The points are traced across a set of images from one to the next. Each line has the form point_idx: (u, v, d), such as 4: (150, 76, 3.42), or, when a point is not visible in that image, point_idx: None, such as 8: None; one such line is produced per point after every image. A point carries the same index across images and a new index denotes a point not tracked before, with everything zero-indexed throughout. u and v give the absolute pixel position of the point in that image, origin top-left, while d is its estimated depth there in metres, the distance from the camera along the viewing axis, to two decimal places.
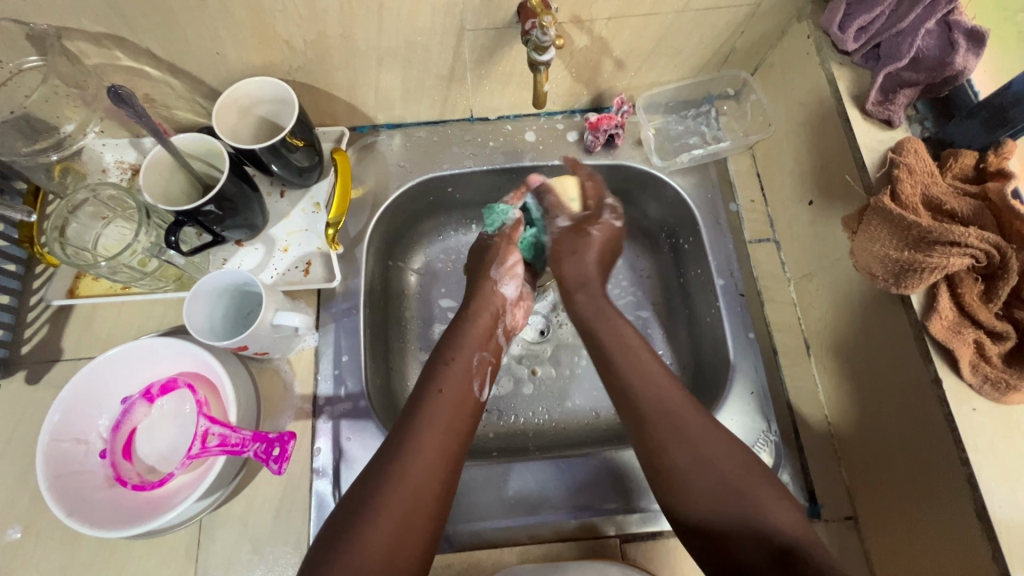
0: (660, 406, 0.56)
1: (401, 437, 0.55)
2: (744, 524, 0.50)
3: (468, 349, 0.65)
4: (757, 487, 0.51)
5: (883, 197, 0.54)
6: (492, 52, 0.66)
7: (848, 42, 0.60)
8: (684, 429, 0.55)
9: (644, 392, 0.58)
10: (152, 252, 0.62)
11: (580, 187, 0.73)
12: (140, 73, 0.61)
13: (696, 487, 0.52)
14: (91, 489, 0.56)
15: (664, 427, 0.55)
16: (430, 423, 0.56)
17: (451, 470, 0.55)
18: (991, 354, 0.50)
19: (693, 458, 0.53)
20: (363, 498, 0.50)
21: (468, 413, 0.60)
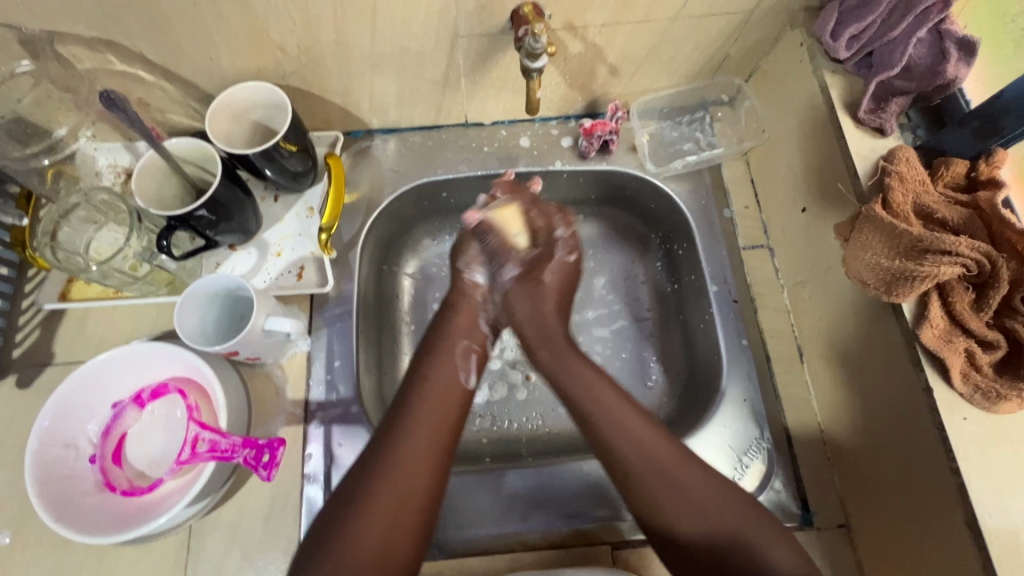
0: (646, 466, 0.53)
1: (387, 431, 0.54)
2: (748, 574, 0.47)
3: (452, 340, 0.64)
4: (757, 533, 0.49)
5: (874, 205, 0.54)
6: (486, 58, 0.66)
7: (839, 50, 0.59)
8: (672, 482, 0.52)
9: (626, 445, 0.54)
10: (143, 256, 0.63)
11: (523, 218, 0.71)
12: (134, 77, 0.61)
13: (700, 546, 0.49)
14: (80, 494, 0.56)
15: (655, 484, 0.52)
16: (418, 415, 0.56)
17: (443, 458, 0.54)
18: (982, 363, 0.50)
19: (690, 513, 0.50)
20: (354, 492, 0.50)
21: (456, 404, 0.59)
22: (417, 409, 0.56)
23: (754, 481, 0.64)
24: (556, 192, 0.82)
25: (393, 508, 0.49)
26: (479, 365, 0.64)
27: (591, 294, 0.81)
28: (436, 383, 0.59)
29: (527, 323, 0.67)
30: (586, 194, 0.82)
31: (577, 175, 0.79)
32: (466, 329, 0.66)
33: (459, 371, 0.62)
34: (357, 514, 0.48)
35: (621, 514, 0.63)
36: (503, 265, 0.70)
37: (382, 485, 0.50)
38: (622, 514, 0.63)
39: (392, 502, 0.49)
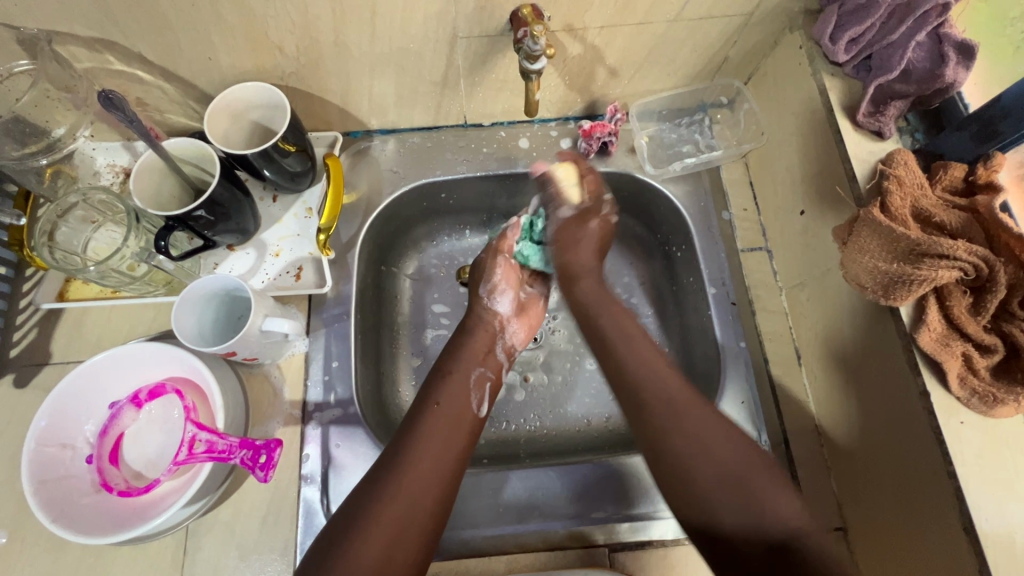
0: (667, 406, 0.55)
1: (392, 461, 0.55)
2: (750, 522, 0.48)
3: (466, 369, 0.65)
4: (763, 483, 0.50)
5: (873, 209, 0.53)
6: (485, 59, 0.66)
7: (838, 54, 0.59)
8: (692, 425, 0.53)
9: (650, 388, 0.57)
10: (141, 256, 0.62)
11: (581, 177, 0.72)
12: (132, 77, 0.61)
13: (706, 489, 0.50)
14: (77, 495, 0.56)
15: (675, 422, 0.54)
16: (427, 445, 0.56)
17: (450, 480, 0.55)
18: (979, 366, 0.50)
19: (703, 458, 0.51)
20: (354, 519, 0.50)
21: (467, 434, 0.60)
22: (427, 437, 0.57)
23: None
24: None
25: (391, 541, 0.49)
26: (491, 396, 0.66)
27: None
28: (448, 411, 0.60)
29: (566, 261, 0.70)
30: None
31: None
32: (477, 358, 0.67)
33: (471, 399, 0.63)
34: (356, 539, 0.49)
35: (615, 516, 0.63)
36: (556, 209, 0.72)
37: (385, 516, 0.50)
38: (616, 517, 0.63)
39: (390, 533, 0.50)
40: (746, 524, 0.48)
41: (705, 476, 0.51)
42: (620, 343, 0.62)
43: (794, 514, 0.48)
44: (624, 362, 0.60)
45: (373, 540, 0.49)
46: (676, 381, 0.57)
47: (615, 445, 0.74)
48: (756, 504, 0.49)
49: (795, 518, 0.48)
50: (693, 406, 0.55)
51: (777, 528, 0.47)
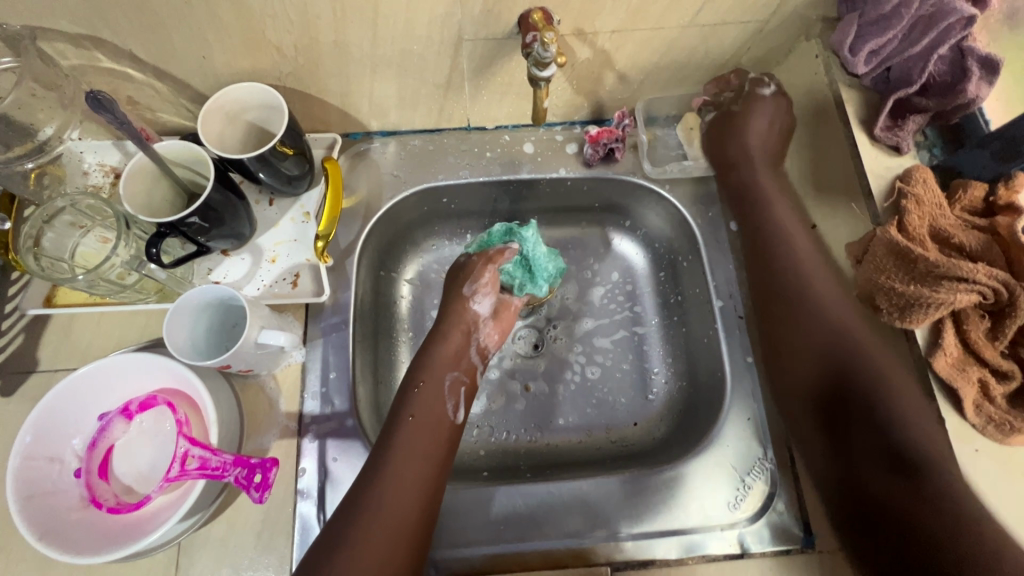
0: (842, 344, 0.60)
1: (372, 478, 0.54)
2: (869, 431, 0.55)
3: (437, 375, 0.64)
4: (911, 402, 0.53)
5: (889, 228, 0.53)
6: (491, 62, 0.64)
7: (858, 65, 0.57)
8: (826, 335, 0.62)
9: (831, 330, 0.62)
10: (132, 265, 0.60)
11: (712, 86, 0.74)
12: (122, 76, 0.58)
13: (825, 397, 0.60)
14: (66, 510, 0.54)
15: (829, 348, 0.62)
16: (405, 460, 0.56)
17: (433, 493, 0.55)
18: (995, 394, 0.50)
19: (836, 370, 0.60)
20: (342, 542, 0.50)
21: (444, 441, 0.60)
22: (406, 450, 0.56)
23: (755, 504, 0.63)
24: (558, 200, 0.80)
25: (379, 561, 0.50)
26: (466, 397, 0.65)
27: (591, 305, 0.81)
28: (424, 420, 0.60)
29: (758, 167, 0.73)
30: (589, 202, 0.81)
31: (582, 182, 0.77)
32: (451, 360, 0.66)
33: (446, 402, 0.63)
34: (345, 563, 0.49)
35: (617, 534, 0.62)
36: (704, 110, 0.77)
37: (368, 537, 0.51)
38: (622, 535, 0.62)
39: (379, 551, 0.50)
40: (861, 438, 0.55)
41: (835, 387, 0.59)
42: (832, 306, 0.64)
43: (932, 446, 0.50)
44: (797, 295, 0.67)
45: (362, 562, 0.49)
46: (861, 327, 0.61)
47: (617, 459, 0.72)
48: (872, 408, 0.55)
49: (928, 444, 0.51)
50: (866, 341, 0.59)
51: (909, 449, 0.51)
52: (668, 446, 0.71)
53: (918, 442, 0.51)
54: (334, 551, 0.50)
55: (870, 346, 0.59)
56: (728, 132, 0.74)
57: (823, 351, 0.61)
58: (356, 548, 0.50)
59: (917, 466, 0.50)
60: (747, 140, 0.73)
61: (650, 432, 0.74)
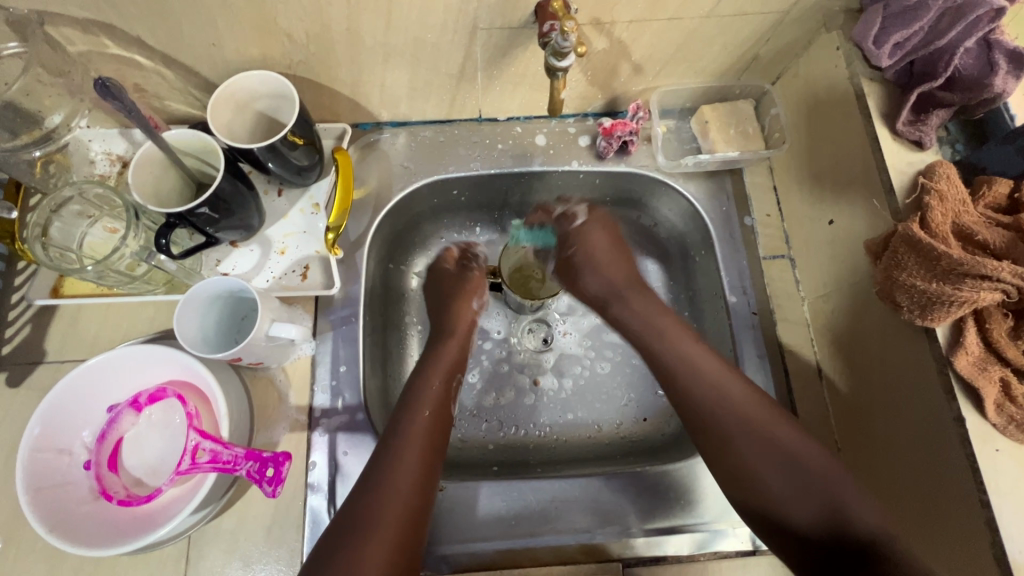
0: (752, 425, 0.57)
1: (377, 469, 0.54)
2: (810, 512, 0.52)
3: (440, 373, 0.65)
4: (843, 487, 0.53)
5: (912, 225, 0.51)
6: (506, 52, 0.62)
7: (883, 58, 0.56)
8: (720, 414, 0.58)
9: (708, 408, 0.59)
10: (141, 256, 0.59)
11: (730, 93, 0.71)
12: (131, 62, 0.57)
13: (785, 482, 0.54)
14: (75, 503, 0.54)
15: (739, 429, 0.57)
16: (409, 452, 0.55)
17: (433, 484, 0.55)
18: (1017, 394, 0.48)
19: (784, 463, 0.55)
20: (357, 530, 0.50)
21: (442, 430, 0.60)
22: (411, 443, 0.56)
23: None
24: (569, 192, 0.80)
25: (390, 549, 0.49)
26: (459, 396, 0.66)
27: None
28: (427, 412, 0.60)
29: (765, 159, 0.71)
30: (599, 195, 0.80)
31: (594, 175, 0.76)
32: (452, 364, 0.67)
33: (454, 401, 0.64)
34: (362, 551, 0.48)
35: (629, 531, 0.62)
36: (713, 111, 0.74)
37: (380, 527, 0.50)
38: (633, 532, 0.62)
39: (390, 540, 0.50)
40: (818, 513, 0.52)
41: (781, 474, 0.54)
42: (700, 387, 0.60)
43: (876, 519, 0.51)
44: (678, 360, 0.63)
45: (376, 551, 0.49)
46: (771, 408, 0.58)
47: (628, 454, 0.72)
48: (816, 493, 0.53)
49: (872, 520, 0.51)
50: (773, 417, 0.57)
51: (852, 528, 0.50)
52: (678, 442, 0.71)
53: (865, 520, 0.51)
54: (347, 540, 0.49)
55: (780, 426, 0.57)
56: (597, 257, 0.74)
57: (763, 441, 0.56)
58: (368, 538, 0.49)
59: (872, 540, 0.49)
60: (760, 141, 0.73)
61: (660, 428, 0.74)
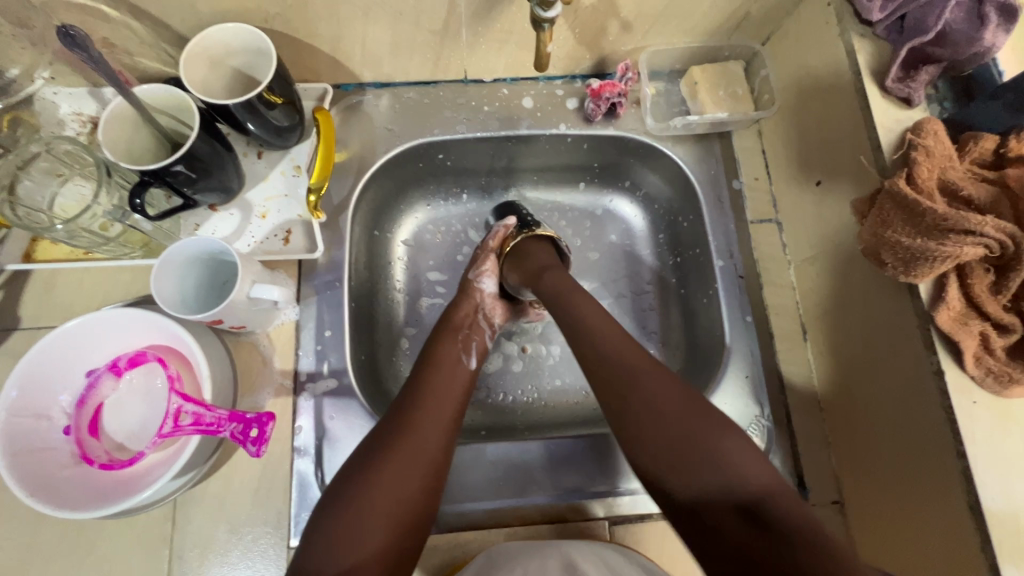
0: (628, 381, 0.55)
1: (398, 416, 0.56)
2: (721, 489, 0.47)
3: (452, 334, 0.65)
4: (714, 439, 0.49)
5: (898, 181, 0.51)
6: (491, 6, 0.60)
7: (873, 11, 0.57)
8: (626, 391, 0.54)
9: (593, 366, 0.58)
10: (114, 216, 0.57)
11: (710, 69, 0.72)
12: (97, 13, 0.55)
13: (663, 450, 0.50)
14: (56, 467, 0.53)
15: (639, 399, 0.53)
16: (422, 411, 0.56)
17: (451, 427, 0.57)
18: (995, 346, 0.49)
19: (681, 449, 0.49)
20: (366, 460, 0.52)
21: (459, 391, 0.60)
22: (424, 403, 0.57)
23: None
24: (556, 157, 0.78)
25: (400, 483, 0.51)
26: (480, 349, 0.66)
27: (589, 267, 0.80)
28: (443, 375, 0.61)
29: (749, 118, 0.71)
30: (587, 161, 0.79)
31: (582, 139, 0.75)
32: (463, 323, 0.67)
33: (461, 353, 0.64)
34: (374, 479, 0.50)
35: (615, 490, 0.63)
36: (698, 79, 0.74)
37: (383, 473, 0.51)
38: (619, 491, 0.63)
39: (397, 475, 0.51)
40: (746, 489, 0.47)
41: (676, 447, 0.50)
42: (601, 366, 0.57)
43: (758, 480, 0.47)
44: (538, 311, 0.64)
45: (383, 495, 0.50)
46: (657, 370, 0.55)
47: None
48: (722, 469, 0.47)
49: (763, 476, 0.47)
50: (684, 400, 0.52)
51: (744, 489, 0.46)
52: None
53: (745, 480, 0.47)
54: (358, 473, 0.51)
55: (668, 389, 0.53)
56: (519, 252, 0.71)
57: (652, 416, 0.52)
58: (371, 485, 0.50)
59: (762, 497, 0.46)
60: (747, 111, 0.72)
61: None
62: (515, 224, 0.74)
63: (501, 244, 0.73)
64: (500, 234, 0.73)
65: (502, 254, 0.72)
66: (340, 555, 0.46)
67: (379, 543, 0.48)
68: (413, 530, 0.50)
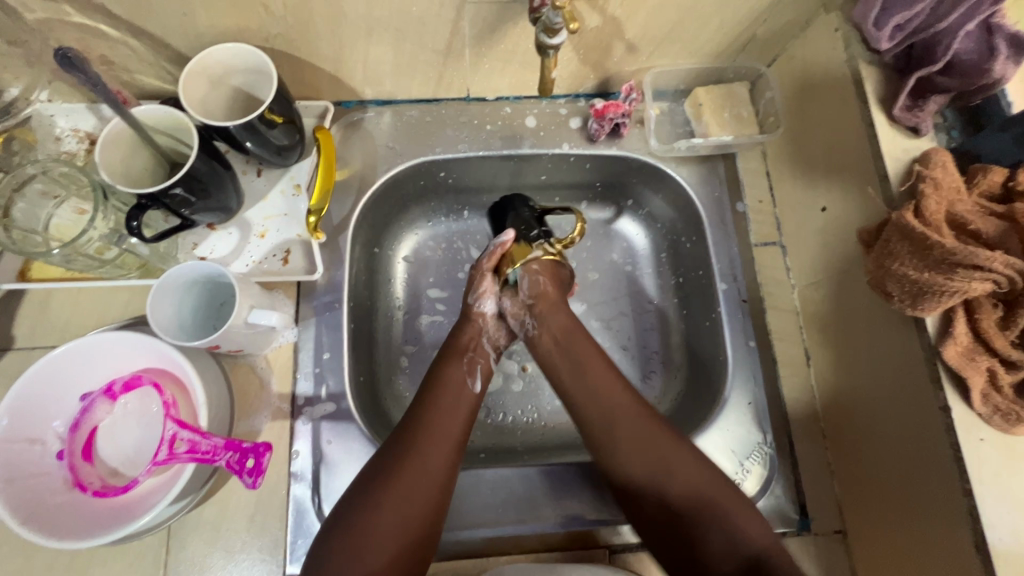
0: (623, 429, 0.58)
1: (404, 438, 0.55)
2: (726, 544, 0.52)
3: (457, 357, 0.64)
4: (734, 508, 0.53)
5: (905, 213, 0.51)
6: (495, 28, 0.60)
7: (882, 41, 0.54)
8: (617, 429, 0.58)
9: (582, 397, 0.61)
10: (111, 239, 0.56)
11: (710, 94, 0.72)
12: (95, 32, 0.54)
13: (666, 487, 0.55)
14: (49, 494, 0.52)
15: (626, 444, 0.57)
16: (427, 434, 0.55)
17: (455, 451, 0.56)
18: (1003, 383, 0.48)
19: (675, 499, 0.54)
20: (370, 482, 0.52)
21: (464, 413, 0.59)
22: (428, 426, 0.56)
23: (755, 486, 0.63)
24: (559, 176, 0.78)
25: (405, 503, 0.51)
26: (484, 371, 0.65)
27: (590, 287, 0.79)
28: (447, 397, 0.59)
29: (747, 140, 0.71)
30: (590, 180, 0.78)
31: (585, 159, 0.75)
32: (467, 345, 0.65)
33: (467, 376, 0.62)
34: (376, 504, 0.50)
35: (616, 517, 0.62)
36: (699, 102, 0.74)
37: (387, 496, 0.51)
38: (619, 518, 0.62)
39: (400, 497, 0.51)
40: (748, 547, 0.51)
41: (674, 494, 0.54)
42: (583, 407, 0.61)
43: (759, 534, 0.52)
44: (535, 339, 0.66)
45: (388, 521, 0.50)
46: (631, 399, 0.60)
47: None
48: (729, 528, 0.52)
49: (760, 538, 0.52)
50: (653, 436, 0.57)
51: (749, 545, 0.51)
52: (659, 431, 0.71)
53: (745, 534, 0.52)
54: (359, 501, 0.51)
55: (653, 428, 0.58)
56: (526, 273, 0.66)
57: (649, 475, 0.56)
58: (373, 512, 0.50)
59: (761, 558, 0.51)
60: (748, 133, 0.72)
61: None
62: (514, 239, 0.67)
63: (497, 263, 0.68)
64: (495, 254, 0.68)
65: (499, 276, 0.68)
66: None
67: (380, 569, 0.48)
68: (420, 552, 0.50)
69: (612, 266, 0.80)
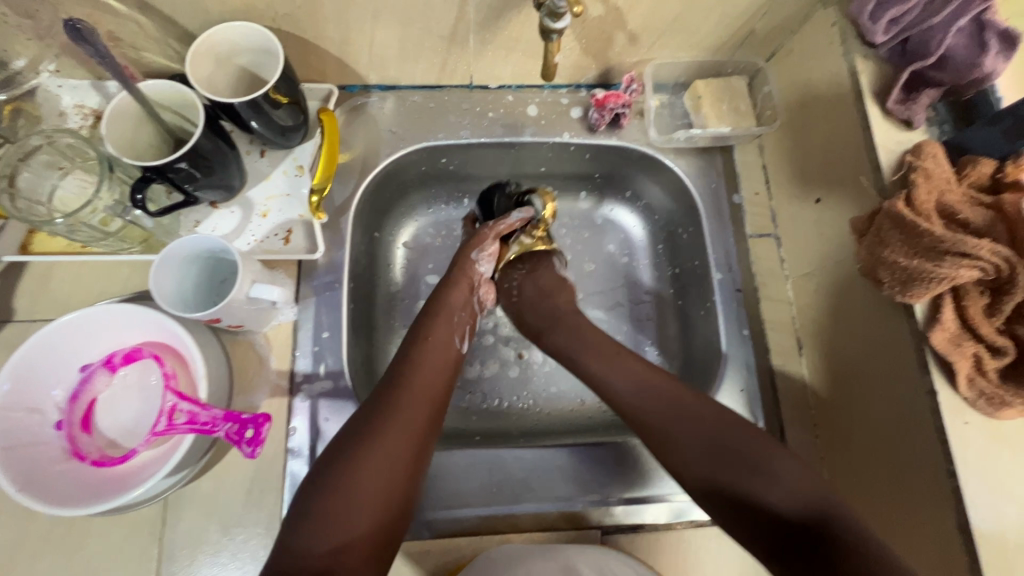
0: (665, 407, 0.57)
1: (387, 394, 0.55)
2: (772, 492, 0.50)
3: (444, 317, 0.64)
4: (765, 453, 0.52)
5: (897, 202, 0.52)
6: (500, 14, 0.61)
7: (877, 34, 0.57)
8: (661, 409, 0.57)
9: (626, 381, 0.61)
10: (116, 211, 0.57)
11: (707, 87, 0.73)
12: (104, 7, 0.54)
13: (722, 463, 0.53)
14: (48, 461, 0.52)
15: (680, 417, 0.56)
16: (410, 392, 0.56)
17: (438, 410, 0.57)
18: (988, 368, 0.49)
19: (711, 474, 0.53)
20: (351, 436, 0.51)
21: (446, 371, 0.60)
22: (409, 382, 0.57)
23: None
24: (558, 165, 0.79)
25: (388, 461, 0.50)
26: (469, 334, 0.67)
27: (586, 276, 0.80)
28: (429, 353, 0.60)
29: (741, 133, 0.73)
30: (589, 170, 0.80)
31: (584, 149, 0.76)
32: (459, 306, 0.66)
33: (455, 337, 0.64)
34: (359, 457, 0.50)
35: (608, 499, 0.63)
36: None
37: (373, 453, 0.50)
38: (612, 500, 0.63)
39: (385, 454, 0.50)
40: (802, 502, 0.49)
41: (723, 474, 0.52)
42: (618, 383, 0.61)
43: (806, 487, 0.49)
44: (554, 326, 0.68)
45: (368, 481, 0.49)
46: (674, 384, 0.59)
47: (608, 426, 0.72)
48: (772, 485, 0.50)
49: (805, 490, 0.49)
50: (686, 405, 0.57)
51: (786, 510, 0.48)
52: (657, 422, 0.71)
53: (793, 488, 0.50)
54: (340, 456, 0.50)
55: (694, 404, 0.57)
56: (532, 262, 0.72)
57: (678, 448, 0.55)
58: (355, 466, 0.49)
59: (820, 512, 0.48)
60: (743, 127, 0.73)
61: None
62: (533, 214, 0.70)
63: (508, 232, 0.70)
64: (512, 224, 0.69)
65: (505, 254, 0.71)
66: (328, 531, 0.45)
67: (363, 527, 0.47)
68: (401, 511, 0.50)
69: (610, 256, 0.81)
